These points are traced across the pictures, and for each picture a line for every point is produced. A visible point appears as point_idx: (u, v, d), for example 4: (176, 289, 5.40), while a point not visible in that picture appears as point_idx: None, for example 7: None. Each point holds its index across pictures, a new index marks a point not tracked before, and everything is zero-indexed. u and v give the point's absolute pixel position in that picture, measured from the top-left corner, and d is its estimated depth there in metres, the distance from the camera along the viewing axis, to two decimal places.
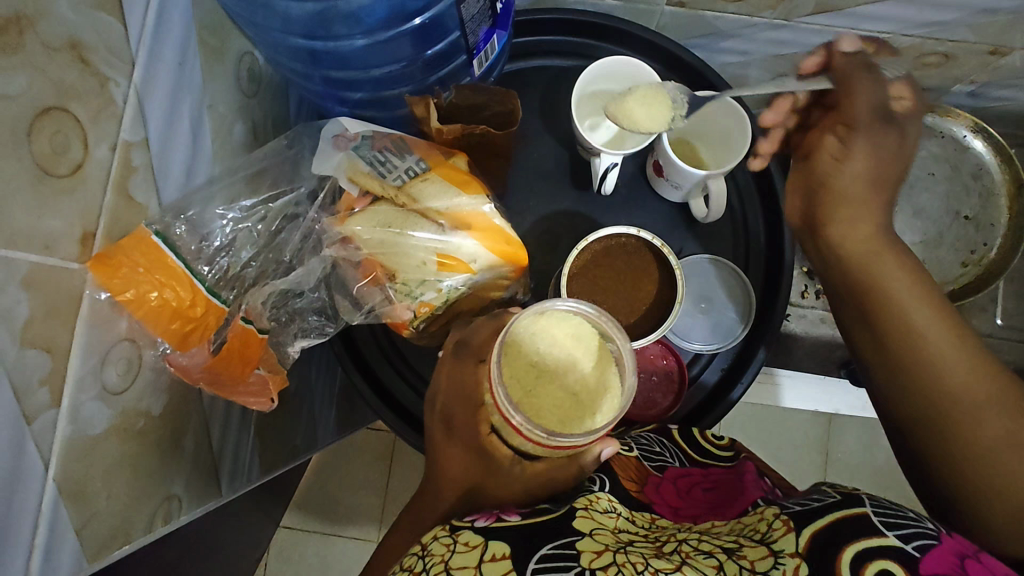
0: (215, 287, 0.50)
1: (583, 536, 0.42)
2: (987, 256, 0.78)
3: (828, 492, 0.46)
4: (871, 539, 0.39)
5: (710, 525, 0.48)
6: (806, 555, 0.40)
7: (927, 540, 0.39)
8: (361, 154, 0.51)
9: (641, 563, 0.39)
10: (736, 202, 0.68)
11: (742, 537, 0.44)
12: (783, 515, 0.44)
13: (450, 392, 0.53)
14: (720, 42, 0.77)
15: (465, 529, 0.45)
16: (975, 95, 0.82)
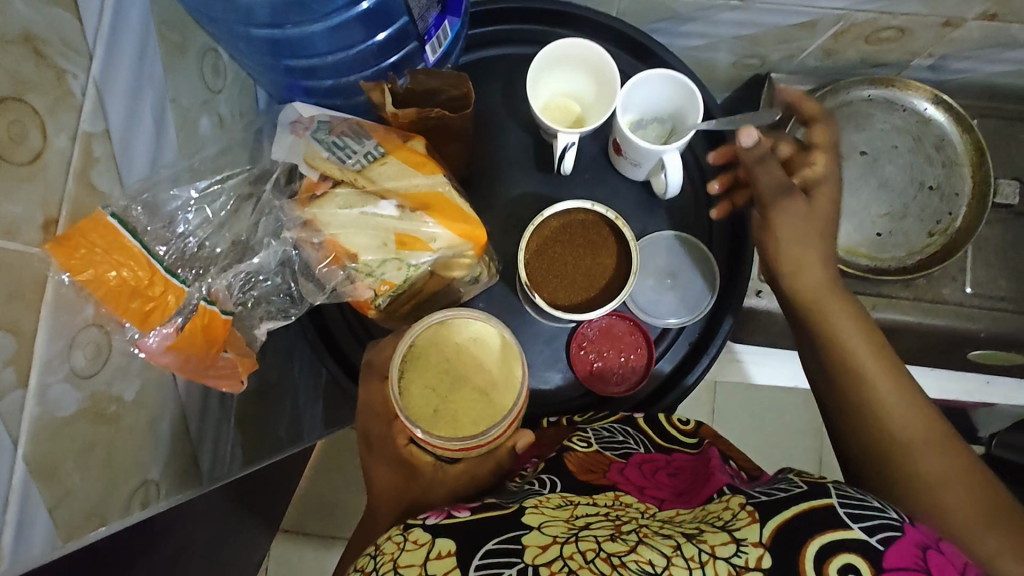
0: (173, 267, 0.51)
1: (530, 531, 0.43)
2: (953, 225, 0.80)
3: (797, 481, 0.47)
4: (837, 534, 0.40)
5: (675, 512, 0.47)
6: (769, 544, 0.40)
7: (892, 533, 0.40)
8: (320, 140, 0.53)
9: (591, 551, 0.40)
10: (697, 179, 0.69)
11: (703, 522, 0.43)
12: (749, 506, 0.44)
13: (366, 408, 0.60)
14: (681, 26, 0.78)
15: (416, 526, 0.47)
16: (935, 68, 0.83)
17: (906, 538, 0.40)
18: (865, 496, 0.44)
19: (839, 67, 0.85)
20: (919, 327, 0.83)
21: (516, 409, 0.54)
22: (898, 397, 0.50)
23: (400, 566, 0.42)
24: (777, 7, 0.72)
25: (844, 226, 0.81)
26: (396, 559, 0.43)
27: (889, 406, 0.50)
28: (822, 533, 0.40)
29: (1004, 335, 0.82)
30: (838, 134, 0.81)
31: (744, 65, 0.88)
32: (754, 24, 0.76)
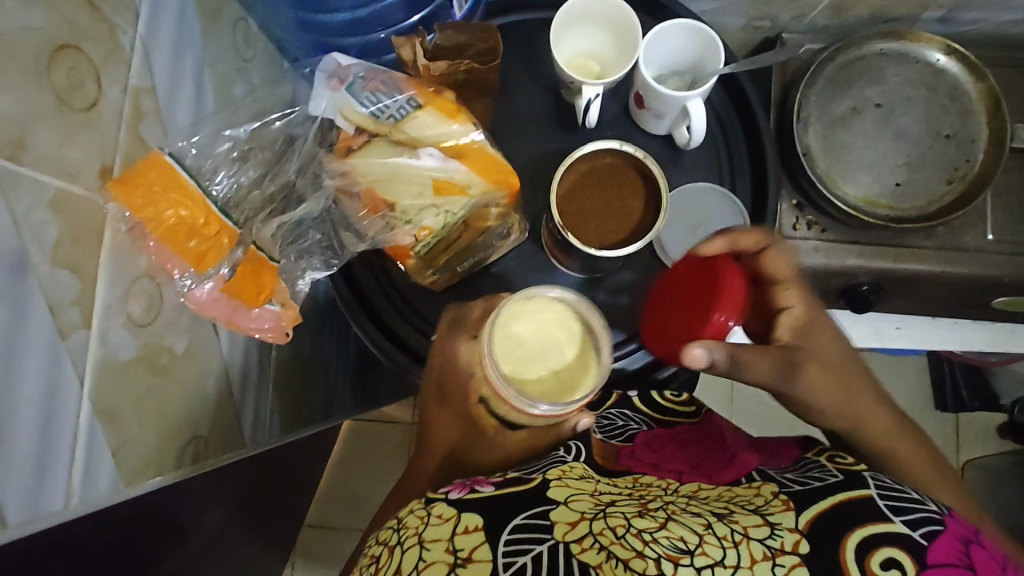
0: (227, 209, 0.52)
1: (558, 506, 0.47)
2: (971, 171, 0.80)
3: (831, 470, 0.52)
4: (879, 530, 0.43)
5: (697, 488, 0.52)
6: (807, 532, 0.44)
7: (933, 527, 0.43)
8: (355, 95, 0.53)
9: (621, 527, 0.42)
10: (718, 133, 0.70)
11: (732, 504, 0.48)
12: (783, 494, 0.48)
13: (440, 363, 0.59)
14: None
15: (440, 500, 0.50)
16: (945, 20, 0.84)
17: (948, 531, 0.43)
18: (903, 489, 0.48)
19: (848, 26, 0.87)
20: (941, 277, 0.83)
21: (590, 395, 0.52)
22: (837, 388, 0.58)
23: (424, 539, 0.45)
24: None
25: (862, 178, 0.82)
26: (420, 534, 0.46)
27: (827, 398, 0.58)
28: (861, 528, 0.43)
29: None
30: (852, 88, 0.83)
31: (755, 28, 0.89)
32: None
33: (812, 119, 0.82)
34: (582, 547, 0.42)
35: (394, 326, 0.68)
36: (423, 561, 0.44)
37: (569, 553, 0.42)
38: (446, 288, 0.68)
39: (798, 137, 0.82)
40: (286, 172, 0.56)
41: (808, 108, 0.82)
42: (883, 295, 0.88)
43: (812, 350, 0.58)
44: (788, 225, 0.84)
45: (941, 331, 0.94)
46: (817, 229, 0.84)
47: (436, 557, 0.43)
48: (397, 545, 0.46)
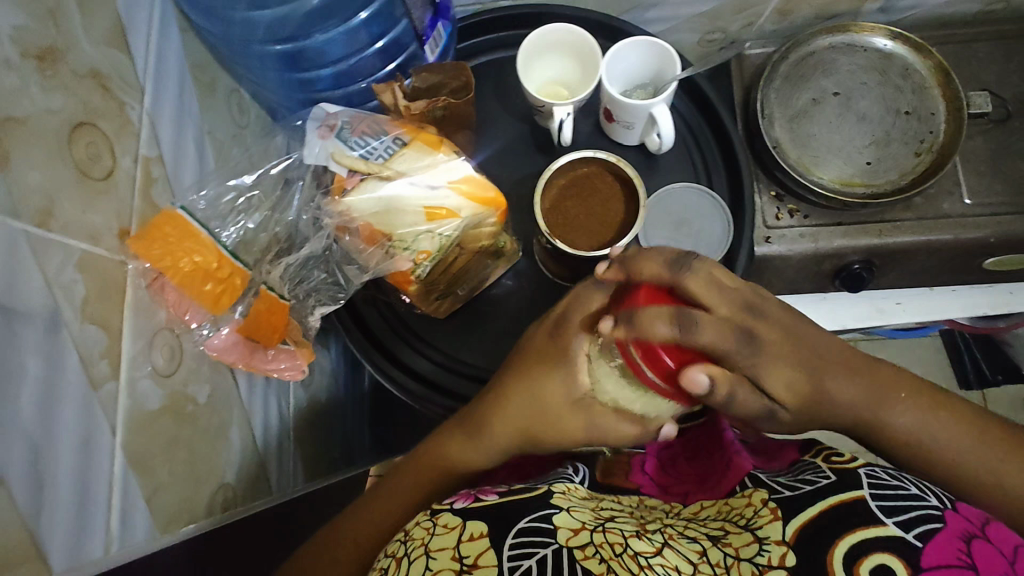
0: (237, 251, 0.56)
1: (561, 510, 0.51)
2: (937, 142, 0.84)
3: (823, 472, 0.54)
4: (871, 531, 0.47)
5: (699, 508, 0.58)
6: (791, 543, 0.48)
7: (932, 527, 0.46)
8: (344, 141, 0.58)
9: (619, 546, 0.47)
10: (689, 139, 0.74)
11: (729, 523, 0.54)
12: (771, 501, 0.53)
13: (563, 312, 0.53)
14: (646, 13, 0.87)
15: (444, 511, 0.51)
16: (885, 10, 0.90)
17: (947, 529, 0.46)
18: (901, 484, 0.50)
19: (796, 27, 0.93)
20: (929, 247, 0.86)
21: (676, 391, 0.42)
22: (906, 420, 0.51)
23: (433, 549, 0.47)
24: None
25: (833, 162, 0.85)
26: (428, 544, 0.47)
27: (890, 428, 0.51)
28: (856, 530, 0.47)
29: (1013, 237, 0.84)
30: (808, 81, 0.87)
31: (710, 40, 0.96)
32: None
33: (776, 114, 0.87)
34: (585, 556, 0.45)
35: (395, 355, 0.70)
36: (429, 569, 0.45)
37: (572, 558, 0.45)
38: (452, 314, 0.71)
39: (767, 133, 0.86)
40: (288, 215, 0.60)
41: (771, 104, 0.87)
42: (876, 272, 0.90)
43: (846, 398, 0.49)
44: (772, 216, 0.87)
45: (944, 299, 0.94)
46: (800, 216, 0.87)
47: (443, 565, 0.45)
48: (405, 557, 0.47)
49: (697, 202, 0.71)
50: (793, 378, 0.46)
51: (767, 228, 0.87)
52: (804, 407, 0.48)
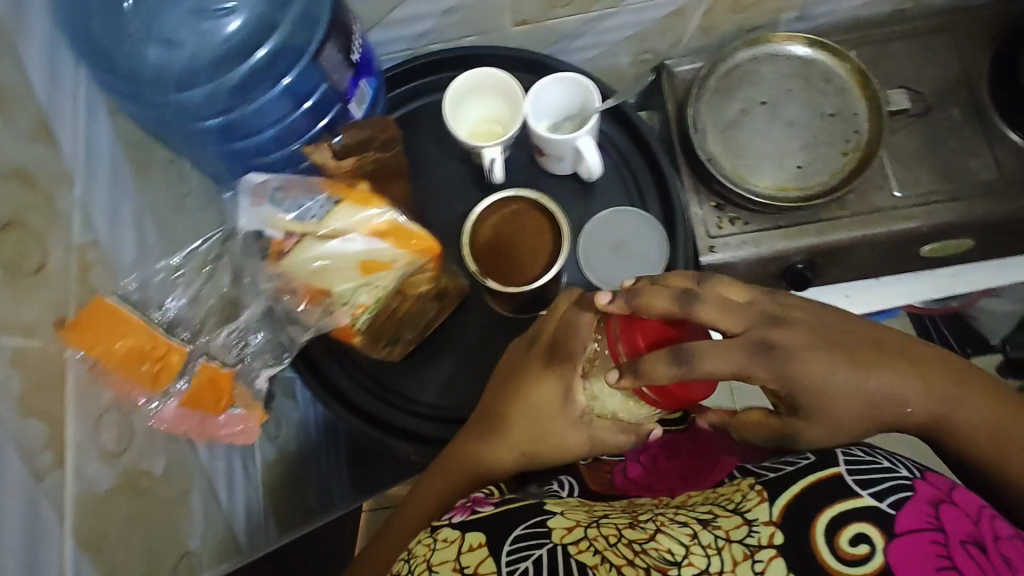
0: (170, 329, 0.58)
1: (554, 514, 0.58)
2: (861, 141, 0.87)
3: (804, 453, 0.61)
4: (848, 503, 0.54)
5: (686, 497, 0.64)
6: (779, 522, 0.54)
7: (903, 496, 0.53)
8: (278, 205, 0.59)
9: (613, 536, 0.55)
10: (621, 163, 0.77)
11: (717, 506, 0.59)
12: (757, 485, 0.59)
13: (556, 329, 0.60)
14: (574, 42, 0.91)
15: (443, 528, 0.58)
16: (802, 18, 0.93)
17: (916, 497, 0.53)
18: (873, 460, 0.58)
19: (721, 41, 0.97)
20: (866, 241, 0.89)
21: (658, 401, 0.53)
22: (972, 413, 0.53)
23: (434, 563, 0.54)
24: (644, 5, 0.85)
25: (766, 168, 0.88)
26: (428, 559, 0.54)
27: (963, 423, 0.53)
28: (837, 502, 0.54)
29: (942, 225, 0.88)
30: (736, 93, 0.91)
31: (641, 61, 0.99)
32: (631, 24, 0.89)
33: (708, 128, 0.90)
34: (579, 549, 0.54)
35: (353, 396, 0.72)
36: None
37: (566, 553, 0.53)
38: (407, 355, 0.73)
39: (700, 147, 0.89)
40: (224, 284, 0.61)
41: (702, 119, 0.90)
42: (819, 270, 0.93)
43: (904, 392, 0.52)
44: (714, 225, 0.90)
45: (889, 290, 0.98)
46: (741, 224, 0.90)
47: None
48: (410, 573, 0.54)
49: (628, 222, 0.74)
50: (868, 381, 0.51)
51: (709, 237, 0.90)
52: (874, 410, 0.52)
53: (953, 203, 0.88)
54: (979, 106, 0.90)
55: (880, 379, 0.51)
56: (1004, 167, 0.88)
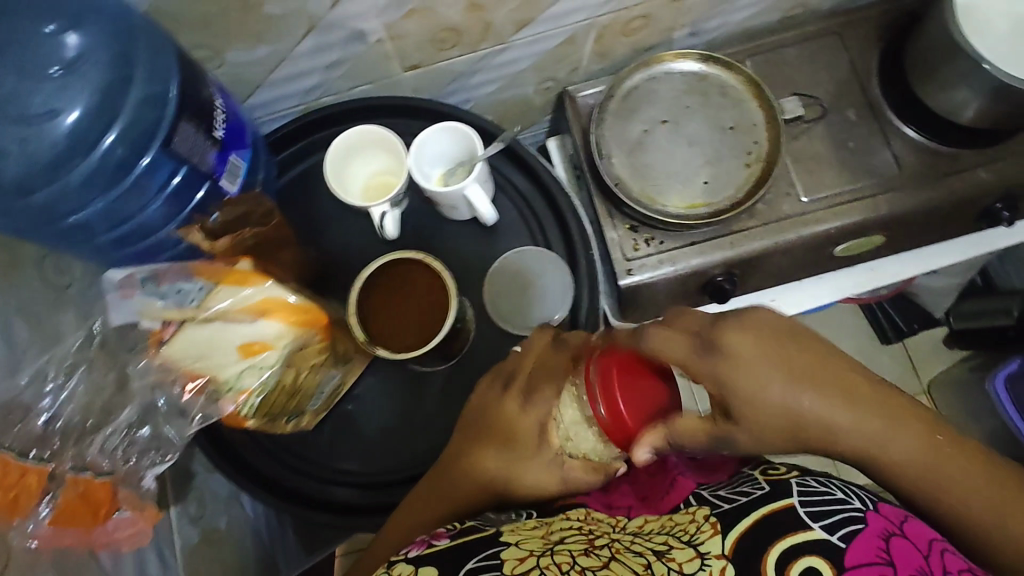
0: (23, 450, 0.52)
1: (509, 546, 0.57)
2: (762, 151, 0.88)
3: (759, 483, 0.62)
4: (801, 536, 0.53)
5: (642, 522, 0.62)
6: (731, 557, 0.53)
7: (853, 528, 0.52)
8: (151, 293, 0.57)
9: (566, 564, 0.54)
10: (520, 202, 0.76)
11: (672, 537, 0.58)
12: (712, 517, 0.58)
13: (535, 366, 0.62)
14: (472, 80, 0.91)
15: (399, 562, 0.58)
16: (695, 34, 0.95)
17: (868, 529, 0.52)
18: (827, 491, 0.58)
19: (621, 63, 0.97)
20: (780, 247, 0.89)
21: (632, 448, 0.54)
22: (919, 453, 0.52)
23: None
24: (533, 39, 0.85)
25: (673, 186, 0.89)
26: None
27: (907, 465, 0.52)
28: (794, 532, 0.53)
29: (849, 226, 0.89)
30: (638, 113, 0.91)
31: (545, 89, 0.99)
32: (525, 57, 0.89)
33: (614, 152, 0.90)
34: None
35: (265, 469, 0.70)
36: None
37: None
38: (319, 422, 0.71)
39: (607, 172, 0.89)
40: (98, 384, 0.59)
41: (606, 143, 0.90)
42: (739, 280, 0.94)
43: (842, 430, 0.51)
44: (629, 247, 0.89)
45: (815, 287, 0.99)
46: (656, 243, 0.90)
47: None
48: None
49: (536, 259, 0.74)
50: (798, 397, 0.50)
51: (625, 260, 0.89)
52: (806, 435, 0.52)
53: (858, 202, 0.89)
54: (873, 105, 0.91)
55: (815, 401, 0.50)
56: (903, 162, 0.90)
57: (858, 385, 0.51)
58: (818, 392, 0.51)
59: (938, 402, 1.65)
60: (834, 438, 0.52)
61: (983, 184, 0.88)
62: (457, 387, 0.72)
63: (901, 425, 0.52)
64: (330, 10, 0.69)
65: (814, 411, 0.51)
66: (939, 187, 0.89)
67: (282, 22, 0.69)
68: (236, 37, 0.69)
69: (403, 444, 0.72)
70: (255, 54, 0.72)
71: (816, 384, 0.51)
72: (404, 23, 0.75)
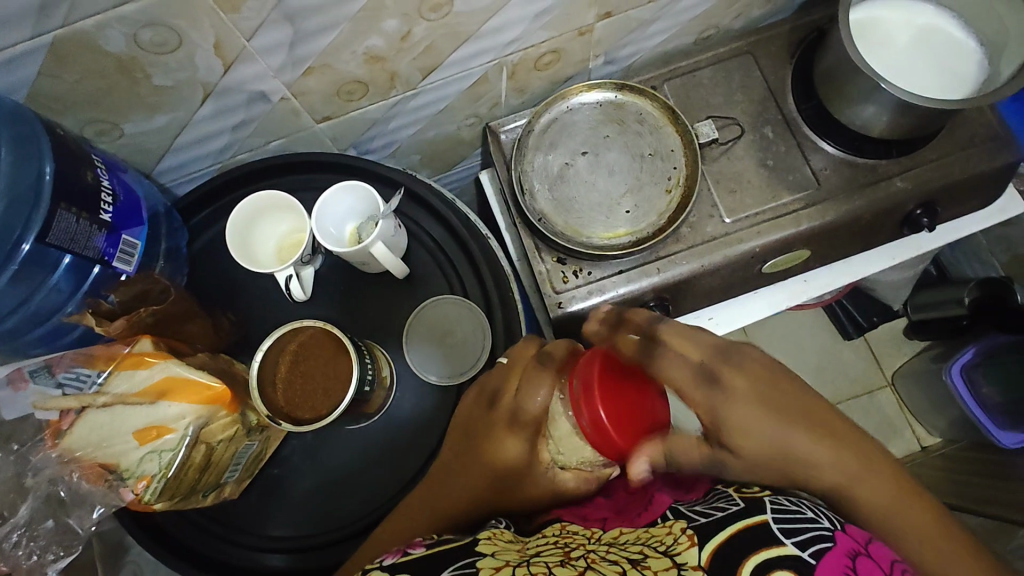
0: None
1: (485, 556, 0.54)
2: (681, 176, 0.89)
3: (734, 499, 0.58)
4: (771, 552, 0.50)
5: (618, 532, 0.58)
6: (707, 566, 0.50)
7: (822, 545, 0.51)
8: (45, 384, 0.57)
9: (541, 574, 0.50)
10: (435, 249, 0.76)
11: (647, 547, 0.54)
12: (688, 529, 0.55)
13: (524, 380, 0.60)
14: (389, 125, 0.91)
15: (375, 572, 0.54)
16: (611, 62, 0.95)
17: (837, 548, 0.51)
18: (799, 510, 0.55)
19: (540, 95, 0.98)
20: (707, 270, 0.89)
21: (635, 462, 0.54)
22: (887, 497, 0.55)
23: None
24: (444, 81, 0.85)
25: (596, 218, 0.89)
26: None
27: (875, 505, 0.55)
28: (763, 549, 0.51)
29: (773, 244, 0.89)
30: (558, 146, 0.91)
31: (468, 126, 1.00)
32: (441, 99, 0.89)
33: (535, 187, 0.90)
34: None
35: (189, 544, 0.69)
36: None
37: None
38: (243, 489, 0.70)
39: (529, 208, 0.89)
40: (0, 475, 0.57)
41: (528, 179, 0.91)
42: (672, 304, 0.94)
43: (817, 461, 0.54)
44: (558, 280, 0.89)
45: (751, 303, 1.00)
46: (584, 274, 0.89)
47: None
48: None
49: (453, 308, 0.74)
50: (777, 432, 0.54)
51: (554, 293, 0.89)
52: (787, 466, 0.55)
53: (781, 219, 0.89)
54: (790, 122, 0.92)
55: (795, 429, 0.54)
56: (822, 176, 0.90)
57: (837, 425, 0.56)
58: (793, 423, 0.54)
59: (902, 396, 1.65)
60: (805, 467, 0.55)
61: (901, 193, 0.88)
62: (379, 443, 0.72)
63: (874, 466, 0.55)
64: (223, 77, 0.69)
65: (794, 440, 0.54)
66: (859, 198, 0.88)
67: (175, 92, 0.69)
68: (129, 110, 0.69)
69: (329, 506, 0.71)
70: (154, 123, 0.72)
71: (797, 419, 0.54)
72: (304, 81, 0.75)
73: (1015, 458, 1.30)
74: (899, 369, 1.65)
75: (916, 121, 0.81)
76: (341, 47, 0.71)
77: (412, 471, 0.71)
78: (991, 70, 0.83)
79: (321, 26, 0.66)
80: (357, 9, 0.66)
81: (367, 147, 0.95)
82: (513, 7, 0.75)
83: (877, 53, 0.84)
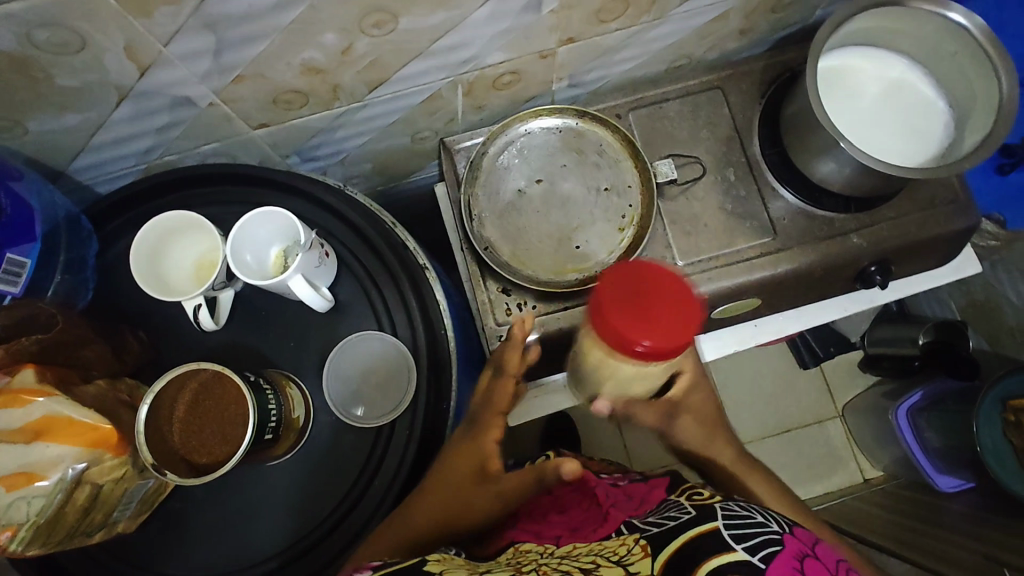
0: None
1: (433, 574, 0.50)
2: (635, 215, 0.86)
3: (686, 508, 0.55)
4: (726, 557, 0.45)
5: (571, 547, 0.55)
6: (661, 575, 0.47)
7: (772, 549, 0.46)
8: None
9: None
10: (366, 278, 0.72)
11: (601, 557, 0.51)
12: (642, 539, 0.52)
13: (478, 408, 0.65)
14: (335, 134, 0.86)
15: None
16: (575, 85, 0.91)
17: (785, 550, 0.46)
18: (748, 514, 0.51)
19: (501, 113, 0.93)
20: None
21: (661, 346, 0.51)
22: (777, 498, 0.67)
23: None
24: (394, 95, 0.80)
25: (545, 251, 0.85)
26: None
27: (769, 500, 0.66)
28: (719, 555, 0.45)
29: (724, 290, 0.86)
30: (512, 171, 0.87)
31: (423, 138, 0.94)
32: (391, 113, 0.84)
33: (484, 212, 0.86)
34: None
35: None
36: None
37: None
38: (141, 524, 0.66)
39: (477, 236, 0.85)
40: None
41: (478, 204, 0.86)
42: None
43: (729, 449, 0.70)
44: (500, 312, 0.85)
45: (699, 344, 0.98)
46: (529, 307, 0.86)
47: None
48: None
49: (378, 347, 0.71)
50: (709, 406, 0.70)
51: (494, 326, 0.85)
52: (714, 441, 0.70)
53: (733, 266, 0.86)
54: (753, 164, 0.89)
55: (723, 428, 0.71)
56: (780, 225, 0.87)
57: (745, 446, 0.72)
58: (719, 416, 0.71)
59: (850, 427, 1.66)
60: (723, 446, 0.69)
61: (856, 249, 0.86)
62: (290, 482, 0.68)
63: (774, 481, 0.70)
64: (139, 81, 0.63)
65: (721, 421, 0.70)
66: (814, 251, 0.86)
67: (85, 93, 0.63)
68: (33, 108, 0.63)
69: (231, 546, 0.67)
70: (64, 122, 0.66)
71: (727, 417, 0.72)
72: (235, 88, 0.69)
73: (947, 503, 1.32)
74: (850, 402, 1.66)
75: (876, 181, 0.78)
76: (273, 57, 0.65)
77: (323, 514, 0.67)
78: (956, 133, 0.81)
79: (249, 36, 0.61)
80: (288, 21, 0.60)
81: (313, 155, 0.90)
82: (466, 27, 0.70)
83: (844, 105, 0.82)
